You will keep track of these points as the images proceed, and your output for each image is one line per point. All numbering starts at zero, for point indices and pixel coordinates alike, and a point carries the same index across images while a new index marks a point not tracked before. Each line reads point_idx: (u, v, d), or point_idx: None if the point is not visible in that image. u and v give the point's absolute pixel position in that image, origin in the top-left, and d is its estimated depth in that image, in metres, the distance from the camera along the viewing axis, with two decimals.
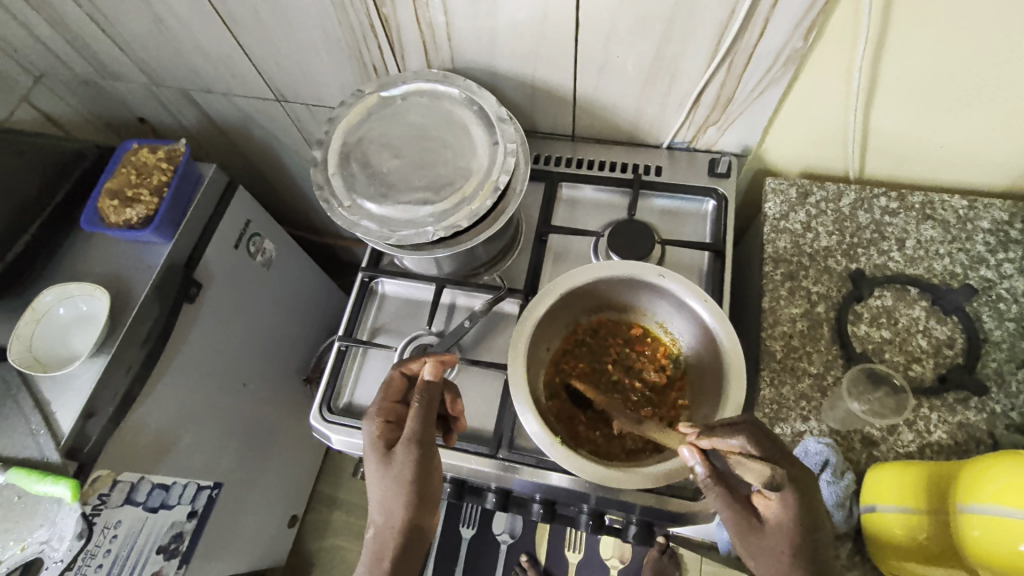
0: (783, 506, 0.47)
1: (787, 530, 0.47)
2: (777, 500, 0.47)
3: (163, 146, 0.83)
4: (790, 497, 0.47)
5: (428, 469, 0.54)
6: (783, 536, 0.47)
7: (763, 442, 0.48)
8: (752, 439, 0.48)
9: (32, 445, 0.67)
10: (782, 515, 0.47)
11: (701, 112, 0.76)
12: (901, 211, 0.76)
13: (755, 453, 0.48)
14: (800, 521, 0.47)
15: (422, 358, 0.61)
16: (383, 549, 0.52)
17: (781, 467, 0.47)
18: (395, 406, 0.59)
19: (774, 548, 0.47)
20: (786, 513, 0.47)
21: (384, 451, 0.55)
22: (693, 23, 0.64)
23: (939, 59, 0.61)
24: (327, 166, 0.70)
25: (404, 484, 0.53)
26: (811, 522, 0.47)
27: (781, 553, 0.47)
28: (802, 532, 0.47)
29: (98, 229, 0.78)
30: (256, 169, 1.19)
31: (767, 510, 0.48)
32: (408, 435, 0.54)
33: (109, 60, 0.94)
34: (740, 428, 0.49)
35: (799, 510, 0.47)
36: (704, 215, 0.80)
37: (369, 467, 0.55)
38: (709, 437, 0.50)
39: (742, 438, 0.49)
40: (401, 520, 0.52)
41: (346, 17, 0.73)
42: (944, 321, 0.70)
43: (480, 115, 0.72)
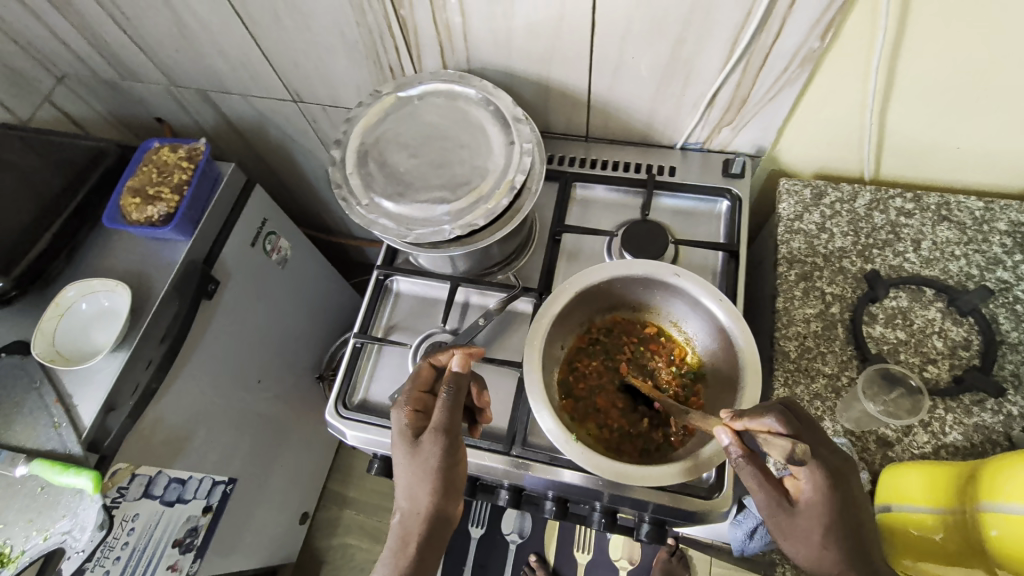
0: (812, 485, 0.48)
1: (821, 510, 0.47)
2: (808, 481, 0.48)
3: (183, 146, 0.85)
4: (818, 476, 0.47)
5: (454, 458, 0.55)
6: (816, 516, 0.47)
7: (793, 419, 0.49)
8: (782, 418, 0.49)
9: (55, 437, 0.68)
10: (814, 495, 0.47)
11: (715, 113, 0.77)
12: (916, 212, 0.76)
13: (787, 433, 0.48)
14: (833, 500, 0.47)
15: (449, 350, 0.63)
16: (408, 535, 0.53)
17: (806, 444, 0.47)
18: (423, 396, 0.60)
19: (807, 529, 0.47)
20: (819, 492, 0.47)
21: (411, 439, 0.56)
22: (710, 22, 0.64)
23: (956, 60, 0.61)
24: (345, 165, 0.71)
25: (430, 473, 0.54)
26: (845, 502, 0.47)
27: (812, 532, 0.47)
28: (835, 513, 0.47)
29: (119, 226, 0.79)
30: (271, 169, 1.21)
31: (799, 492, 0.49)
32: (435, 424, 0.55)
33: (129, 62, 0.96)
34: (773, 406, 0.50)
35: (831, 491, 0.47)
36: (718, 215, 0.80)
37: (397, 454, 0.57)
38: (742, 419, 0.50)
39: (774, 417, 0.49)
40: (426, 507, 0.53)
41: (364, 19, 0.74)
42: (960, 322, 0.69)
43: (496, 115, 0.73)
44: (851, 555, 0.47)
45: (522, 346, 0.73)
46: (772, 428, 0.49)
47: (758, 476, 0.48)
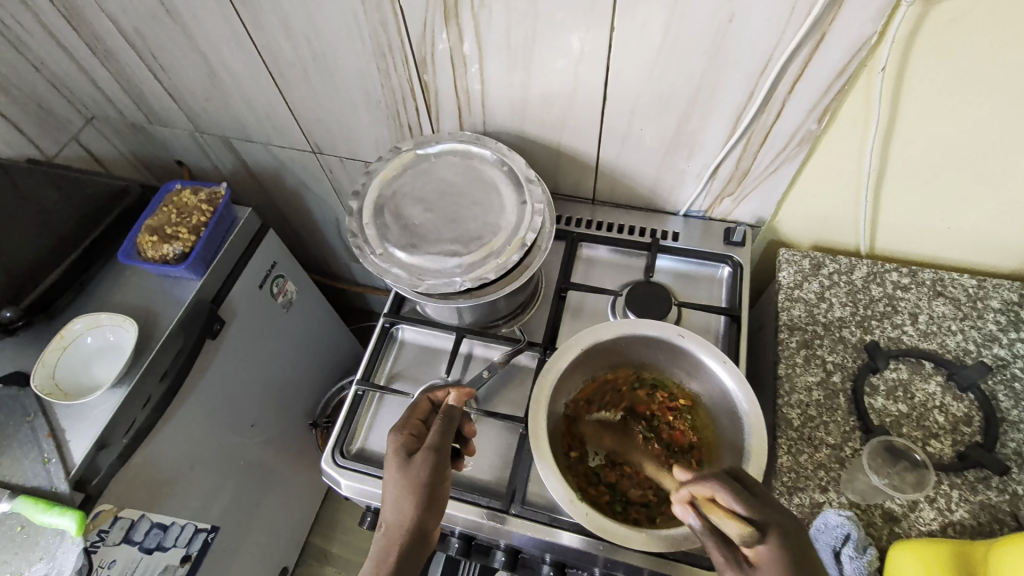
0: (767, 550, 0.45)
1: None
2: (760, 545, 0.46)
3: (204, 189, 0.88)
4: (775, 541, 0.45)
5: (441, 477, 0.56)
6: None
7: (731, 484, 0.49)
8: (723, 483, 0.49)
9: (43, 473, 0.66)
10: (770, 557, 0.45)
11: (718, 183, 0.80)
12: (912, 286, 0.78)
13: (730, 497, 0.48)
14: (791, 569, 0.44)
15: (446, 390, 0.65)
16: (390, 548, 0.52)
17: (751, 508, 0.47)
18: (418, 425, 0.61)
19: None
20: (773, 552, 0.45)
21: (404, 457, 0.56)
22: (713, 100, 0.69)
23: (945, 149, 0.65)
24: (360, 214, 0.73)
25: (418, 485, 0.54)
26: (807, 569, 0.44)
27: None
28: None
29: (132, 262, 0.81)
30: (282, 214, 1.24)
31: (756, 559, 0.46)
32: (429, 443, 0.57)
33: (159, 108, 1.00)
34: (714, 474, 0.51)
35: (786, 551, 0.45)
36: (720, 280, 0.83)
37: (387, 470, 0.56)
38: (687, 488, 0.51)
39: (714, 486, 0.49)
40: (409, 520, 0.53)
41: (388, 81, 0.79)
42: (961, 398, 0.70)
43: (509, 175, 0.76)
44: None
45: (524, 401, 0.73)
46: (716, 491, 0.49)
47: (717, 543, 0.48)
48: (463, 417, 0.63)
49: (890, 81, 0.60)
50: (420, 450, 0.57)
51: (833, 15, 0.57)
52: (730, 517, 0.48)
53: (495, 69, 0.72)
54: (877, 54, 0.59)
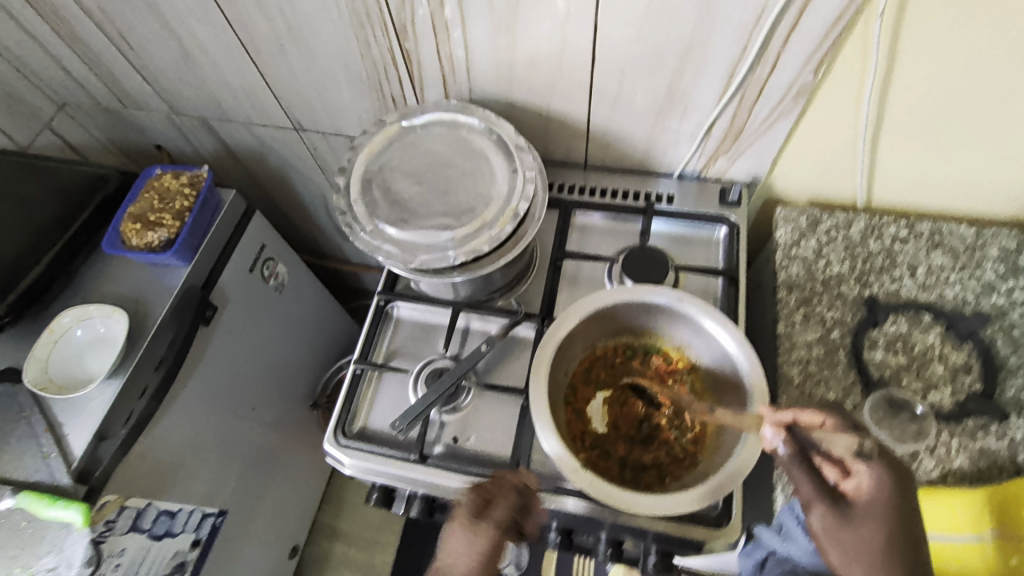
0: (872, 481, 0.45)
1: (882, 504, 0.44)
2: (865, 474, 0.46)
3: (185, 172, 0.85)
4: (881, 473, 0.45)
5: (496, 559, 0.55)
6: (875, 511, 0.44)
7: (847, 421, 0.50)
8: (837, 417, 0.51)
9: (44, 468, 0.66)
10: (873, 489, 0.45)
11: (713, 142, 0.78)
12: (910, 238, 0.77)
13: (843, 427, 0.49)
14: (894, 498, 0.44)
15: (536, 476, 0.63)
16: None
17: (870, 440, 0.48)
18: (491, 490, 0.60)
19: (863, 525, 0.44)
20: (879, 485, 0.45)
21: (471, 518, 0.56)
22: (706, 56, 0.66)
23: (945, 95, 0.63)
24: (347, 191, 0.71)
25: (474, 555, 0.54)
26: (911, 509, 0.44)
27: (874, 528, 0.43)
28: (896, 508, 0.44)
29: (117, 251, 0.79)
30: (268, 195, 1.21)
31: (855, 490, 0.46)
32: (495, 519, 0.56)
33: (132, 91, 0.96)
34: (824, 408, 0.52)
35: (892, 486, 0.45)
36: (716, 242, 0.82)
37: (452, 524, 0.56)
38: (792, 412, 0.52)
39: (825, 416, 0.51)
40: None
41: (368, 50, 0.76)
42: (959, 348, 0.70)
43: (498, 143, 0.74)
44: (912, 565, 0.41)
45: (524, 373, 0.72)
46: (824, 420, 0.51)
47: (807, 470, 0.47)
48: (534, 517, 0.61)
49: (889, 26, 0.58)
50: (487, 519, 0.56)
51: None
52: (840, 439, 0.48)
53: (479, 32, 0.70)
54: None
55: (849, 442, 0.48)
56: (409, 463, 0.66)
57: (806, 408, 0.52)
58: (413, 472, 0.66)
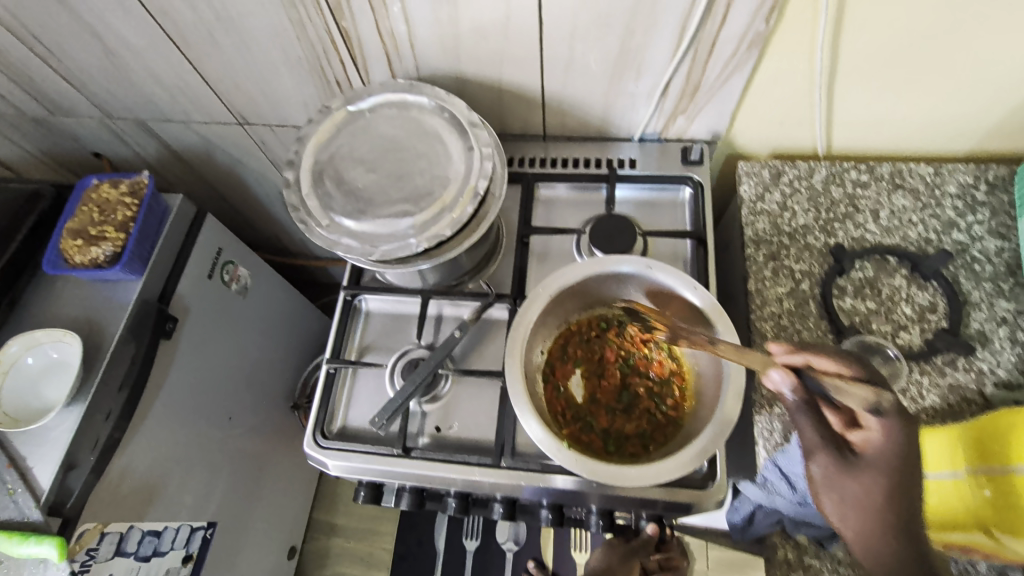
0: (883, 436, 0.45)
1: (886, 460, 0.45)
2: (878, 429, 0.45)
3: (124, 180, 0.80)
4: (894, 428, 0.45)
5: None
6: (879, 468, 0.45)
7: (866, 370, 0.47)
8: (852, 365, 0.47)
9: (10, 505, 0.64)
10: (883, 444, 0.45)
11: (670, 102, 0.77)
12: (871, 182, 0.78)
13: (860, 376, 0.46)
14: (901, 453, 0.45)
15: None
16: None
17: (886, 392, 0.46)
18: None
19: (863, 479, 0.45)
20: (889, 441, 0.45)
21: None
22: (657, 14, 0.64)
23: (896, 33, 0.63)
24: (299, 186, 0.68)
25: None
26: (913, 462, 0.45)
27: (872, 483, 0.45)
28: (899, 465, 0.44)
29: (61, 271, 0.75)
30: (221, 195, 1.16)
31: (864, 443, 0.46)
32: None
33: (57, 96, 0.90)
34: (843, 352, 0.48)
35: (899, 442, 0.45)
36: (682, 203, 0.81)
37: None
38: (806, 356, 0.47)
39: (843, 363, 0.47)
40: None
41: (304, 33, 0.72)
42: (924, 287, 0.71)
43: (451, 121, 0.71)
44: (904, 519, 0.44)
45: (502, 355, 0.72)
46: (843, 369, 0.47)
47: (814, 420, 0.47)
48: None
49: None
50: None
51: None
52: (855, 391, 0.46)
53: (418, 5, 0.66)
54: None
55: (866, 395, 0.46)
56: (393, 458, 0.65)
57: (821, 353, 0.47)
58: (398, 466, 0.65)
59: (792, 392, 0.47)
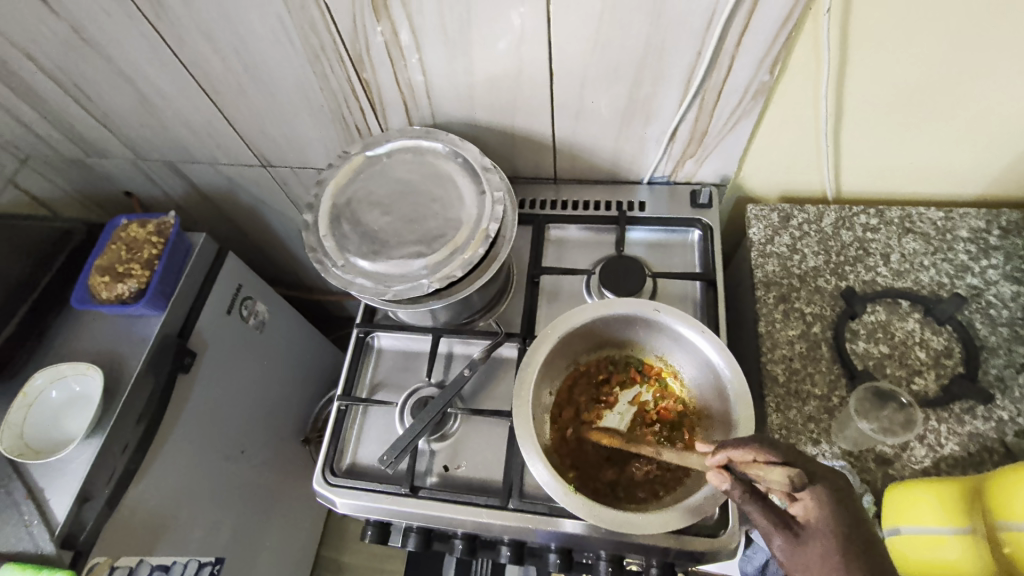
0: (819, 507, 0.41)
1: (828, 534, 0.40)
2: (810, 502, 0.42)
3: (152, 220, 0.84)
4: (823, 499, 0.41)
5: None
6: (824, 543, 0.40)
7: (775, 447, 0.46)
8: (762, 446, 0.46)
9: (26, 537, 0.65)
10: (823, 520, 0.41)
11: (678, 147, 0.79)
12: (881, 226, 0.78)
13: (772, 456, 0.45)
14: (843, 523, 0.40)
15: None
16: None
17: (795, 466, 0.43)
18: None
19: (812, 559, 0.40)
20: (828, 515, 0.41)
21: None
22: (663, 64, 0.67)
23: (899, 84, 0.64)
24: (317, 227, 0.71)
25: None
26: (863, 526, 0.40)
27: (829, 558, 0.39)
28: (846, 537, 0.39)
29: (89, 306, 0.78)
30: (242, 231, 1.20)
31: (806, 518, 0.42)
32: None
33: (93, 139, 0.96)
34: (752, 440, 0.47)
35: (837, 511, 0.41)
36: (691, 245, 0.82)
37: None
38: (725, 451, 0.48)
39: (752, 450, 0.46)
40: None
41: (326, 83, 0.76)
42: (939, 332, 0.70)
43: (465, 166, 0.74)
44: None
45: (512, 394, 0.72)
46: (759, 453, 0.46)
47: (762, 507, 0.45)
48: None
49: (836, 23, 0.59)
50: None
51: None
52: (771, 474, 0.44)
53: (435, 57, 0.69)
54: None
55: (780, 474, 0.44)
56: (401, 497, 0.65)
57: (738, 444, 0.48)
58: (405, 505, 0.65)
59: (727, 487, 0.47)
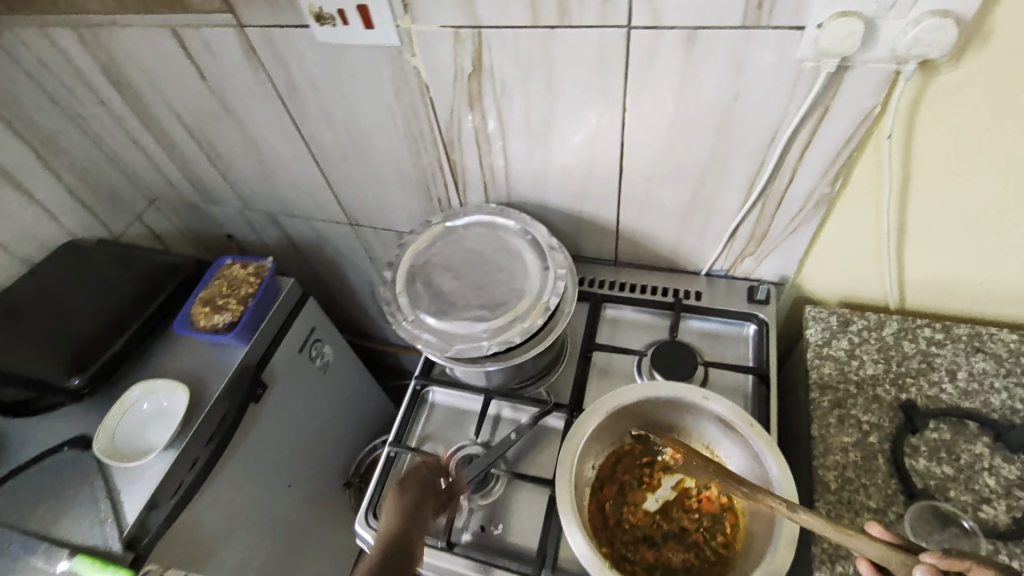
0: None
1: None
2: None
3: (252, 263, 0.95)
4: None
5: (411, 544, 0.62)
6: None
7: None
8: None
9: (99, 533, 0.72)
10: None
11: (737, 244, 0.82)
12: (948, 342, 0.77)
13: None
14: None
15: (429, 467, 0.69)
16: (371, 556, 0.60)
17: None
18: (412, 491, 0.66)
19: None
20: None
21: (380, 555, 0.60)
22: (726, 168, 0.72)
23: (964, 208, 0.66)
24: (393, 283, 0.78)
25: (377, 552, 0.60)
26: None
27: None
28: None
29: (188, 331, 0.88)
30: (321, 280, 1.31)
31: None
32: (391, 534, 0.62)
33: (214, 189, 1.10)
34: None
35: None
36: (746, 339, 0.83)
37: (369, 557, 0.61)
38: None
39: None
40: (394, 536, 0.62)
41: (419, 160, 0.86)
42: (1011, 459, 0.67)
43: (533, 243, 0.81)
44: None
45: (554, 464, 0.73)
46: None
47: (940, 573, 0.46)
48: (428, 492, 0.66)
49: (898, 147, 0.62)
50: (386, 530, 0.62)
51: (834, 90, 0.60)
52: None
53: (517, 145, 0.78)
54: (882, 122, 0.61)
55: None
56: (437, 551, 0.67)
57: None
58: (440, 560, 0.66)
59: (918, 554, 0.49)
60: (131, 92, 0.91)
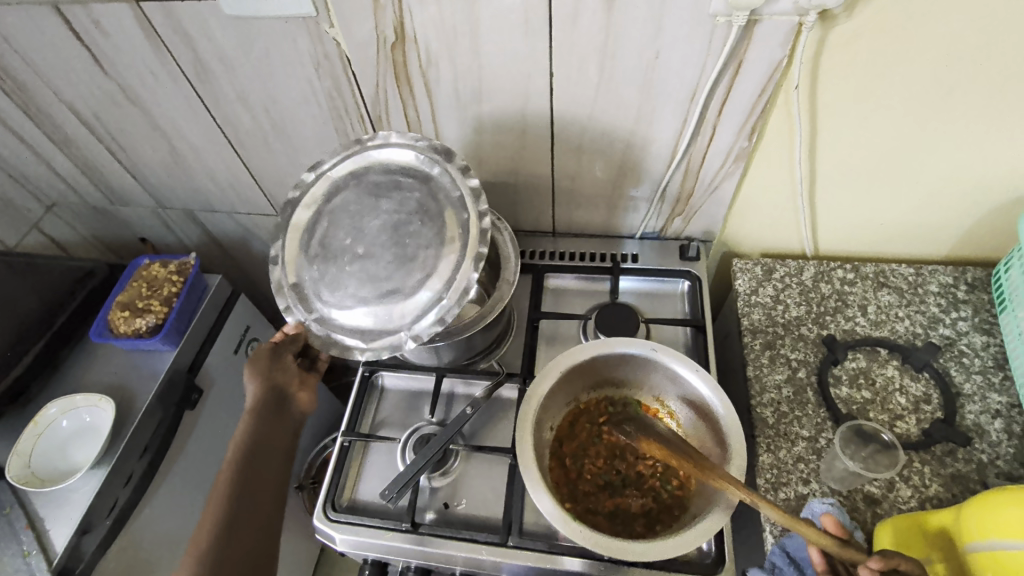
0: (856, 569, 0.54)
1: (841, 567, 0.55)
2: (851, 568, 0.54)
3: (174, 260, 0.90)
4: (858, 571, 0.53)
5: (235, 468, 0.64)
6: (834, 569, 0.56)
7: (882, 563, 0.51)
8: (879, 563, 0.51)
9: (23, 567, 0.67)
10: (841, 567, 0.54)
11: (667, 205, 0.85)
12: (858, 280, 0.84)
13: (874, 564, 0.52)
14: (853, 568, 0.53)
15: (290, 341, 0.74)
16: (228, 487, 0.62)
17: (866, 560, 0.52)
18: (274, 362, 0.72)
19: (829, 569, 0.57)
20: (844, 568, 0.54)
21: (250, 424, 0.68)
22: (653, 128, 0.74)
23: (863, 151, 0.72)
24: (283, 260, 0.70)
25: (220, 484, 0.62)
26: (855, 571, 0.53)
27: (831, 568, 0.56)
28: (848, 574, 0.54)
29: (104, 338, 0.83)
30: (250, 277, 1.24)
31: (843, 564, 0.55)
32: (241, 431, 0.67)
33: (120, 188, 1.02)
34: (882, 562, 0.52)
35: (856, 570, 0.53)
36: (680, 295, 0.87)
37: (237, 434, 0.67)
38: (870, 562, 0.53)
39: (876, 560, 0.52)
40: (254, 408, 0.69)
41: (347, 140, 0.83)
42: (917, 378, 0.75)
43: (449, 185, 0.70)
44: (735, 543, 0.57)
45: (511, 433, 0.74)
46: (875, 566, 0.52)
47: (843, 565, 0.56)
48: (284, 366, 0.73)
49: (805, 96, 0.67)
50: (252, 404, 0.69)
51: (746, 44, 0.63)
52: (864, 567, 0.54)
53: (447, 118, 0.77)
54: (789, 73, 0.65)
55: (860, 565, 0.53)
56: (401, 533, 0.66)
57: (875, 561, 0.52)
58: (407, 542, 0.65)
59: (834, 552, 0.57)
60: (11, 83, 0.82)
